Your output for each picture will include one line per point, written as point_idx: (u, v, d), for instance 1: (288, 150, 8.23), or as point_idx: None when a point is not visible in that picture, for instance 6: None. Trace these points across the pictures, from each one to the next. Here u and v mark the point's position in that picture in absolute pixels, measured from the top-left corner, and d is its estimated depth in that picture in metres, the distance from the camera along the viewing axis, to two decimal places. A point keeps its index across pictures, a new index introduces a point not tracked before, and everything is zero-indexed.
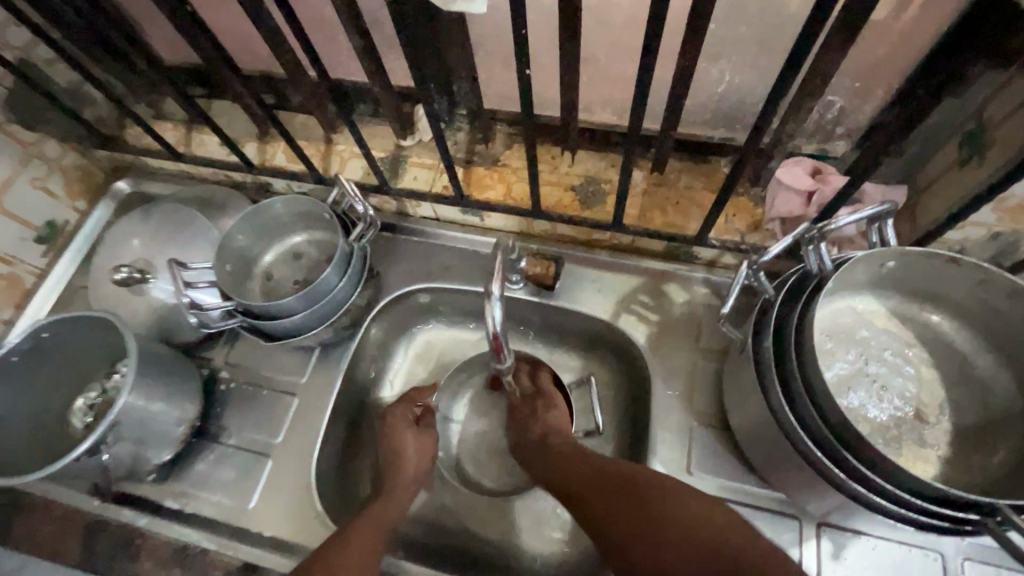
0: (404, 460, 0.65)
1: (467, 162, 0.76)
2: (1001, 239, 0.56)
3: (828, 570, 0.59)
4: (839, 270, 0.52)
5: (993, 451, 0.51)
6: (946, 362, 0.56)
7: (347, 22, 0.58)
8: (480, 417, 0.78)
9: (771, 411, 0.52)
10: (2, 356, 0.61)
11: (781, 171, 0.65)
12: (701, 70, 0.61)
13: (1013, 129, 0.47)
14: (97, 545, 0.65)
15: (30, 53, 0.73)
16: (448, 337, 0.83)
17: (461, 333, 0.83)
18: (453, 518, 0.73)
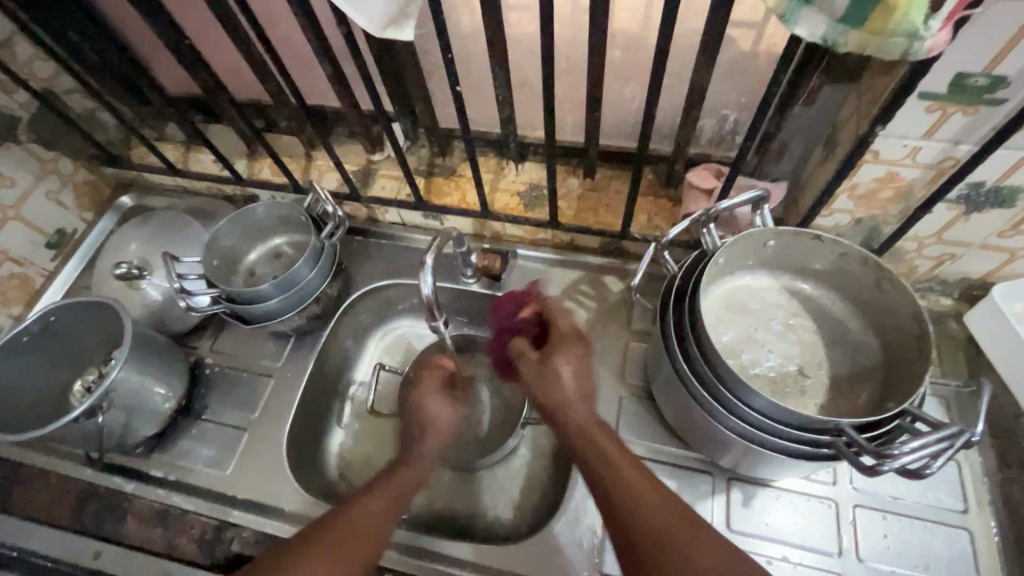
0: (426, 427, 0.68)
1: (428, 173, 0.88)
2: (865, 223, 0.66)
3: (738, 518, 0.67)
4: (725, 247, 0.61)
5: (860, 394, 0.61)
6: (827, 327, 0.65)
7: (319, 53, 0.70)
8: None
9: (672, 365, 0.61)
10: (16, 335, 0.71)
11: (691, 174, 0.75)
12: (616, 90, 0.74)
13: (849, 129, 0.59)
14: (89, 508, 0.74)
15: (53, 83, 0.85)
16: (413, 332, 0.93)
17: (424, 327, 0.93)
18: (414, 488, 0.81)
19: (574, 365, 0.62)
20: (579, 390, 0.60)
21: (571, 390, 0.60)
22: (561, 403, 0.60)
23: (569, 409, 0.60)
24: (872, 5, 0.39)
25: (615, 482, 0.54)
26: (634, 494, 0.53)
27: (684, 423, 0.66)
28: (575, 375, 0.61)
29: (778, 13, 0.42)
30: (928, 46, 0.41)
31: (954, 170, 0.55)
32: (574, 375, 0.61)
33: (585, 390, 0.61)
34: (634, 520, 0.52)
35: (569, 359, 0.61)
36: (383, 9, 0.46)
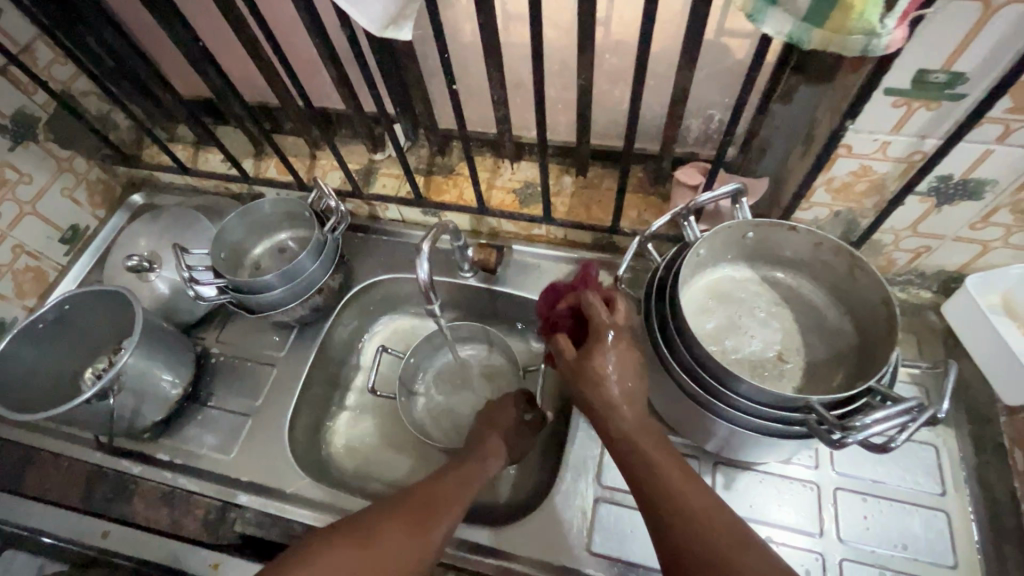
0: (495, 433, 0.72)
1: (427, 171, 0.91)
2: (843, 217, 0.69)
3: (723, 499, 0.70)
4: (706, 238, 0.64)
5: (835, 377, 0.64)
6: (805, 315, 0.69)
7: (323, 55, 0.73)
8: (444, 394, 0.89)
9: (654, 350, 0.64)
10: (32, 321, 0.75)
11: (678, 172, 0.78)
12: (606, 91, 0.77)
13: (823, 125, 0.62)
14: (98, 490, 0.77)
15: (70, 85, 0.89)
16: (412, 326, 0.96)
17: (422, 322, 0.96)
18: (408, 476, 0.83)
19: (624, 363, 0.59)
20: (623, 390, 0.58)
21: (615, 390, 0.58)
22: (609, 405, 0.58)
23: (616, 412, 0.58)
24: (833, 4, 0.42)
25: (660, 486, 0.53)
26: (681, 497, 0.51)
27: (669, 408, 0.69)
28: (617, 376, 0.58)
29: (747, 12, 0.45)
30: (887, 43, 0.44)
31: (923, 163, 0.58)
32: (619, 374, 0.58)
33: (632, 390, 0.58)
34: (683, 518, 0.50)
35: (609, 355, 0.58)
36: (384, 10, 0.50)
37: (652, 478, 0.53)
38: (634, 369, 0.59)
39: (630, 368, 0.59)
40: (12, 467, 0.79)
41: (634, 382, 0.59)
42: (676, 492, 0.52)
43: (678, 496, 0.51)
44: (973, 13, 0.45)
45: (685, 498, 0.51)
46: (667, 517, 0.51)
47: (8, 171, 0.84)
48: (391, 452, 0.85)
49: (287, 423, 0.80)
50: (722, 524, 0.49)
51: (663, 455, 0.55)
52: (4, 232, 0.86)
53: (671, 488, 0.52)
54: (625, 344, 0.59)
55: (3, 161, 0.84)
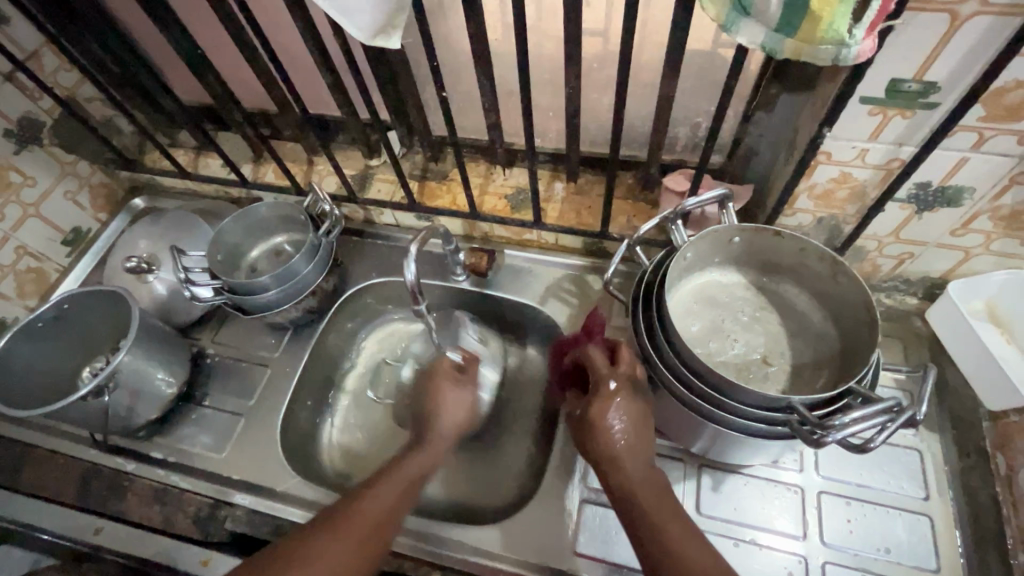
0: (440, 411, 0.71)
1: (421, 177, 0.93)
2: (826, 223, 0.70)
3: (708, 501, 0.70)
4: (691, 242, 0.66)
5: (818, 379, 0.65)
6: (790, 319, 0.70)
7: (319, 63, 0.75)
8: None
9: (640, 352, 0.65)
10: (31, 320, 0.77)
11: (667, 179, 0.79)
12: (595, 99, 0.79)
13: (803, 133, 0.63)
14: (92, 486, 0.78)
15: (75, 91, 0.92)
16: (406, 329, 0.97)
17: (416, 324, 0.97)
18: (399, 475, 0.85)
19: (625, 411, 0.60)
20: (628, 440, 0.60)
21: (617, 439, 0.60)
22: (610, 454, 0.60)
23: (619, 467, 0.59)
24: (801, 15, 0.43)
25: (659, 539, 0.54)
26: (681, 552, 0.53)
27: (655, 409, 0.70)
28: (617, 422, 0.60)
29: (720, 23, 0.46)
30: (856, 52, 0.45)
31: (901, 170, 0.60)
32: (621, 422, 0.60)
33: (634, 439, 0.60)
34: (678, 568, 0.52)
35: (612, 405, 0.60)
36: (373, 18, 0.51)
37: (655, 534, 0.55)
38: (640, 420, 0.61)
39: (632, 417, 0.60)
40: (9, 464, 0.81)
41: (638, 431, 0.60)
42: (675, 544, 0.54)
43: (674, 551, 0.53)
44: (940, 24, 0.46)
45: (686, 551, 0.53)
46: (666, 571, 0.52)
47: (12, 174, 0.87)
48: (384, 452, 0.86)
49: (280, 423, 0.81)
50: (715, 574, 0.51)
51: (661, 508, 0.57)
52: (8, 234, 0.88)
53: (672, 541, 0.54)
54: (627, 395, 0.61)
55: (8, 165, 0.86)
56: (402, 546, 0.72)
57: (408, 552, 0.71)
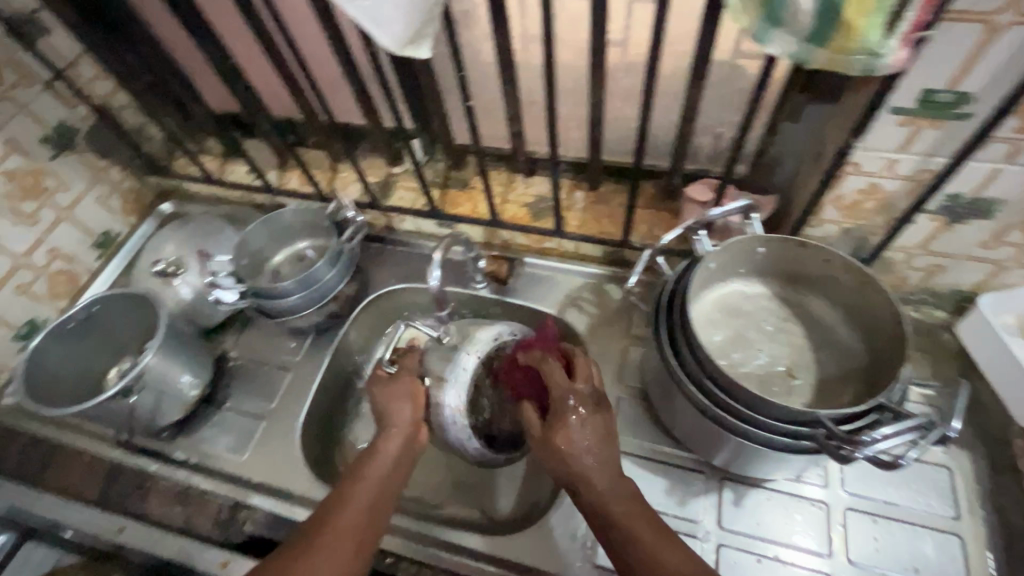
0: (395, 417, 0.68)
1: (443, 185, 0.94)
2: (853, 234, 0.70)
3: (730, 515, 0.69)
4: (716, 252, 0.65)
5: (846, 392, 0.64)
6: (815, 331, 0.69)
7: (347, 71, 0.77)
8: None
9: (663, 363, 0.65)
10: (64, 320, 0.79)
11: (688, 188, 0.79)
12: (618, 109, 0.80)
13: (830, 144, 0.63)
14: (116, 486, 0.78)
15: (110, 99, 0.94)
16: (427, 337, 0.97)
17: None
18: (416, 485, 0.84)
19: (586, 427, 0.58)
20: (594, 458, 0.57)
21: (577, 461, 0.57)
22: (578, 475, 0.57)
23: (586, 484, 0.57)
24: (833, 26, 0.43)
25: (633, 546, 0.53)
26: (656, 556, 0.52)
27: (676, 419, 0.69)
28: (574, 441, 0.58)
29: (751, 33, 0.47)
30: (889, 62, 0.45)
31: (931, 181, 0.59)
32: (581, 440, 0.58)
33: (597, 456, 0.57)
34: None
35: (572, 428, 0.58)
36: (404, 29, 0.52)
37: (626, 540, 0.54)
38: (603, 435, 0.59)
39: (598, 433, 0.58)
40: (38, 460, 0.82)
41: (602, 448, 0.58)
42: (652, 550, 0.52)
43: (645, 553, 0.52)
44: (975, 35, 0.46)
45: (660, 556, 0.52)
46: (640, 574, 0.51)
47: (48, 178, 0.89)
48: None
49: (300, 426, 0.82)
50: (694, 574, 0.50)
51: (632, 514, 0.55)
52: (42, 237, 0.90)
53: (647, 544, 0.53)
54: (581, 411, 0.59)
55: (44, 169, 0.89)
56: (417, 551, 0.72)
57: (422, 558, 0.71)
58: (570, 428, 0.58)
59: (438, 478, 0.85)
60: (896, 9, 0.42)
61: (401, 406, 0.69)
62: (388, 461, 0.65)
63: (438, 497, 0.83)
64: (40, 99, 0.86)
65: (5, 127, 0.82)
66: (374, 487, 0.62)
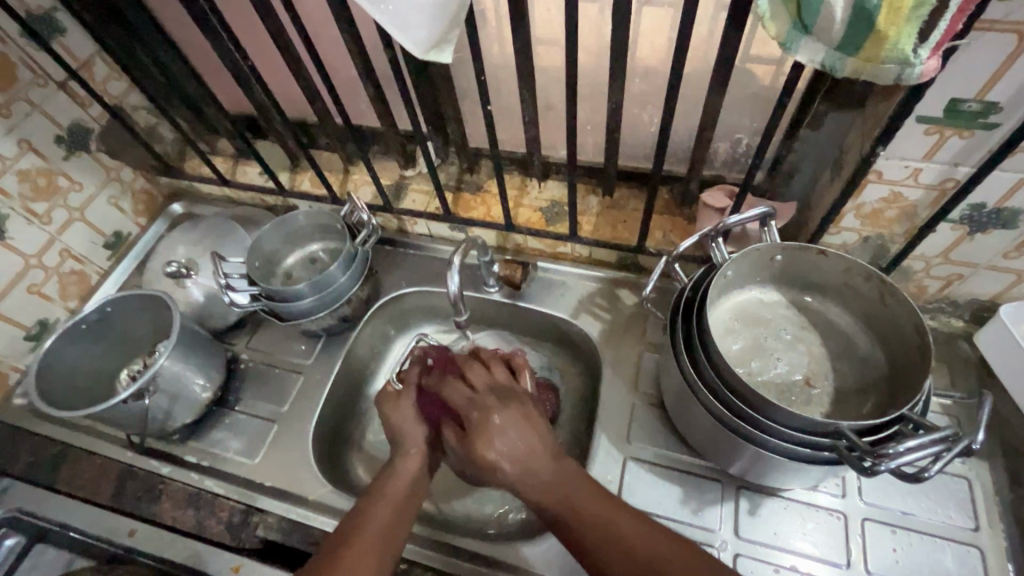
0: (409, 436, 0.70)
1: (456, 188, 0.94)
2: (872, 242, 0.69)
3: (746, 524, 0.69)
4: (734, 259, 0.65)
5: (865, 402, 0.64)
6: (833, 340, 0.68)
7: (364, 74, 0.77)
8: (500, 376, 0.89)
9: (680, 371, 0.64)
10: (77, 322, 0.79)
11: (705, 194, 0.79)
12: (634, 114, 0.79)
13: (851, 153, 0.62)
14: (127, 488, 0.78)
15: (123, 99, 0.94)
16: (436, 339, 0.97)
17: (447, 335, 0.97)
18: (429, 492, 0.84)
19: (500, 426, 0.63)
20: (509, 453, 0.61)
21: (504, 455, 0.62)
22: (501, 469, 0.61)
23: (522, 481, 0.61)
24: (863, 35, 0.43)
25: (613, 545, 0.54)
26: (611, 525, 0.56)
27: (692, 428, 0.69)
28: (493, 436, 0.62)
29: (780, 41, 0.46)
30: (919, 72, 0.44)
31: (955, 191, 0.58)
32: (501, 436, 0.62)
33: (517, 451, 0.62)
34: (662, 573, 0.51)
35: (490, 432, 0.63)
36: (428, 34, 0.52)
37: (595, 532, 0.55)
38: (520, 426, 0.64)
39: (512, 427, 0.63)
40: (46, 464, 0.81)
41: (516, 443, 0.62)
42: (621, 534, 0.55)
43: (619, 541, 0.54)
44: (1008, 45, 0.46)
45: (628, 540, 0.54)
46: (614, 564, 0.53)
47: (61, 179, 0.89)
48: None
49: (313, 430, 0.82)
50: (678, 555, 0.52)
51: (605, 509, 0.57)
52: (53, 237, 0.90)
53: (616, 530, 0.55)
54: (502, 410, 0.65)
55: (57, 169, 0.88)
56: (432, 560, 0.71)
57: (438, 566, 0.71)
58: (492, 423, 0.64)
59: (449, 484, 0.84)
60: (929, 20, 0.41)
61: (414, 427, 0.71)
62: (406, 480, 0.66)
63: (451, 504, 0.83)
64: (54, 99, 0.86)
65: (19, 127, 0.82)
66: (392, 499, 0.63)
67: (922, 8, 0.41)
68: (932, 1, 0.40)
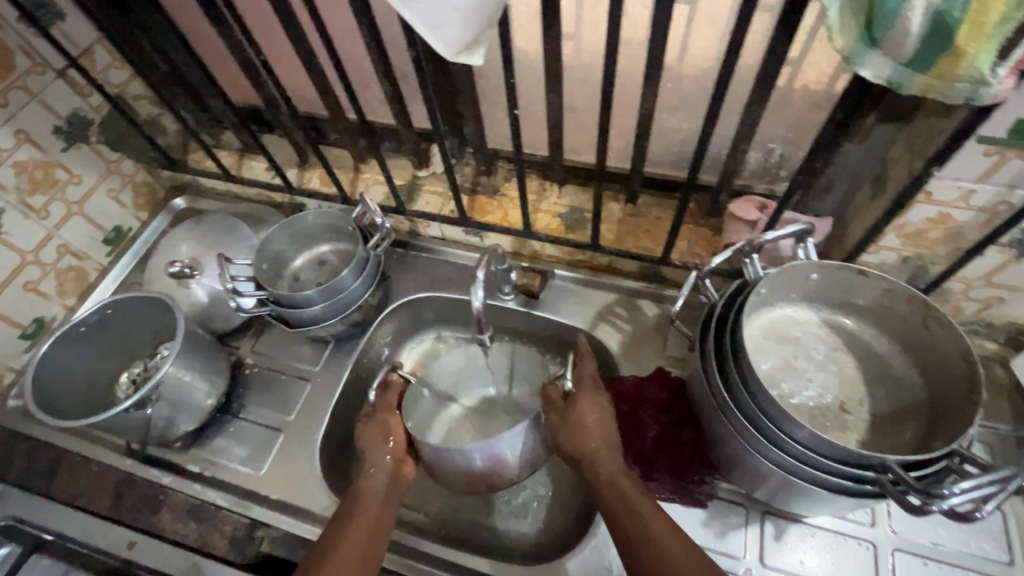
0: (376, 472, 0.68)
1: (472, 190, 0.90)
2: (912, 262, 0.67)
3: (771, 551, 0.67)
4: (769, 277, 0.62)
5: (905, 430, 0.61)
6: (869, 363, 0.66)
7: (382, 71, 0.73)
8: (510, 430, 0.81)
9: (711, 393, 0.61)
10: (75, 325, 0.75)
11: (732, 205, 0.75)
12: (663, 119, 0.76)
13: (899, 168, 0.59)
14: (126, 498, 0.76)
15: (124, 88, 0.90)
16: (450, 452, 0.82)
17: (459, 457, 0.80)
18: (452, 511, 0.81)
19: (603, 422, 0.65)
20: (602, 439, 0.64)
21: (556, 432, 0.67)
22: (587, 453, 0.63)
23: (591, 451, 0.63)
24: (938, 52, 0.40)
25: (626, 507, 0.58)
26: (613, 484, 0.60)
27: (717, 454, 0.66)
28: (591, 421, 0.65)
29: (843, 54, 0.43)
30: (994, 91, 0.41)
31: (1008, 215, 0.56)
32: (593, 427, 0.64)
33: (600, 437, 0.64)
34: (643, 546, 0.54)
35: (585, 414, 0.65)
36: (461, 33, 0.48)
37: (615, 504, 0.59)
38: (608, 427, 0.65)
39: (604, 426, 0.65)
40: (45, 468, 0.80)
41: (606, 432, 0.65)
42: (660, 542, 0.54)
43: (657, 546, 0.54)
44: None
45: (665, 546, 0.53)
46: (623, 525, 0.57)
47: (59, 172, 0.85)
48: (429, 489, 0.83)
49: (319, 441, 0.79)
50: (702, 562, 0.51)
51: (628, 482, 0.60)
52: (51, 232, 0.86)
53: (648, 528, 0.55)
54: (589, 397, 0.66)
55: (55, 161, 0.84)
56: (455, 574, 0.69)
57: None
58: (584, 411, 0.65)
59: (474, 503, 0.81)
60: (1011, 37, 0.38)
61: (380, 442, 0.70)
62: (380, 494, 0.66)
63: (460, 518, 0.80)
64: (53, 88, 0.82)
65: (16, 116, 0.78)
66: (369, 518, 0.63)
67: (1009, 24, 0.37)
68: (1018, 18, 0.37)
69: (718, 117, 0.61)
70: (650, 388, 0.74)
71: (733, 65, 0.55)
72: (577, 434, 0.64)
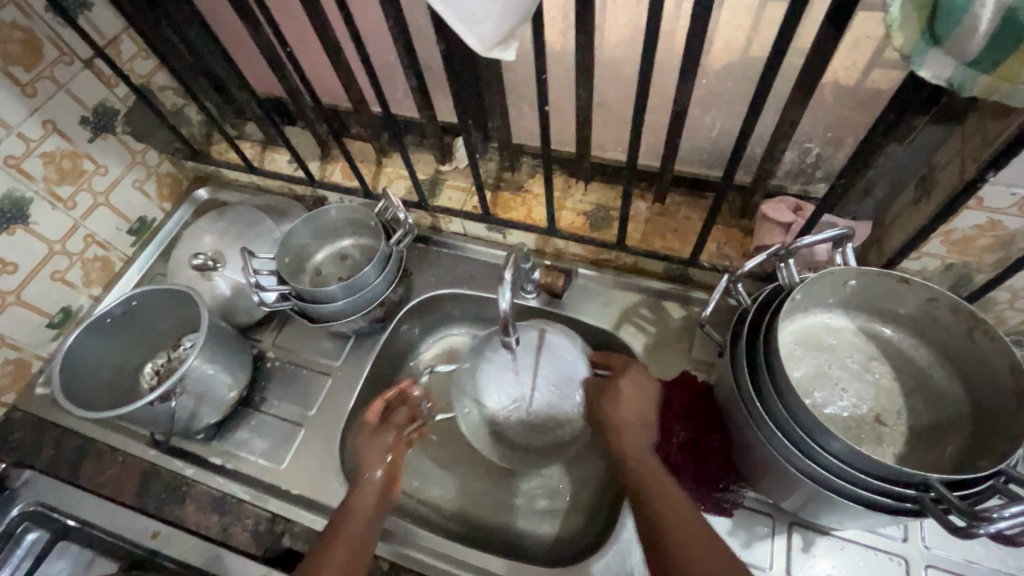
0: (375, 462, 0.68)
1: (495, 186, 0.89)
2: (956, 270, 0.64)
3: (799, 563, 0.66)
4: (806, 283, 0.59)
5: (944, 446, 0.59)
6: (907, 373, 0.63)
7: (408, 65, 0.71)
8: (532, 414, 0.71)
9: (742, 401, 0.59)
10: (102, 316, 0.76)
11: (765, 206, 0.73)
12: (696, 117, 0.73)
13: (948, 173, 0.56)
14: (151, 487, 0.77)
15: (149, 79, 0.90)
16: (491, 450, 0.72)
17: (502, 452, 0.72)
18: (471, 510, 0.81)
19: (641, 395, 0.65)
20: (634, 417, 0.64)
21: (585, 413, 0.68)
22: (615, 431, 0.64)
23: (618, 431, 0.63)
24: (1007, 52, 0.37)
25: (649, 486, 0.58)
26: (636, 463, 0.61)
27: (744, 462, 0.64)
28: (625, 395, 0.65)
29: (902, 54, 0.40)
30: None
31: None
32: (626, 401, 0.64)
33: (634, 413, 0.64)
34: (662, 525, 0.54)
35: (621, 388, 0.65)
36: (495, 29, 0.46)
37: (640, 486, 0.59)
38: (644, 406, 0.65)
39: (642, 399, 0.65)
40: (72, 456, 0.81)
41: (641, 409, 0.64)
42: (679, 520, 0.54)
43: (674, 525, 0.54)
44: None
45: (685, 525, 0.53)
46: (644, 504, 0.57)
47: (86, 163, 0.86)
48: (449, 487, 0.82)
49: (340, 437, 0.79)
50: (702, 552, 0.50)
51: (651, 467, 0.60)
52: (78, 222, 0.87)
53: (669, 506, 0.55)
54: (626, 382, 0.65)
55: (82, 152, 0.85)
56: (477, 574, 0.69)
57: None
58: (622, 392, 0.65)
59: (493, 501, 0.80)
60: None
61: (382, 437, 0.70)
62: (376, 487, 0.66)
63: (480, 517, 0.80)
64: (80, 78, 0.82)
65: (44, 107, 0.78)
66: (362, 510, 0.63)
67: None
68: None
69: (757, 116, 0.59)
70: (675, 393, 0.72)
71: (778, 63, 0.53)
72: (610, 410, 0.65)
